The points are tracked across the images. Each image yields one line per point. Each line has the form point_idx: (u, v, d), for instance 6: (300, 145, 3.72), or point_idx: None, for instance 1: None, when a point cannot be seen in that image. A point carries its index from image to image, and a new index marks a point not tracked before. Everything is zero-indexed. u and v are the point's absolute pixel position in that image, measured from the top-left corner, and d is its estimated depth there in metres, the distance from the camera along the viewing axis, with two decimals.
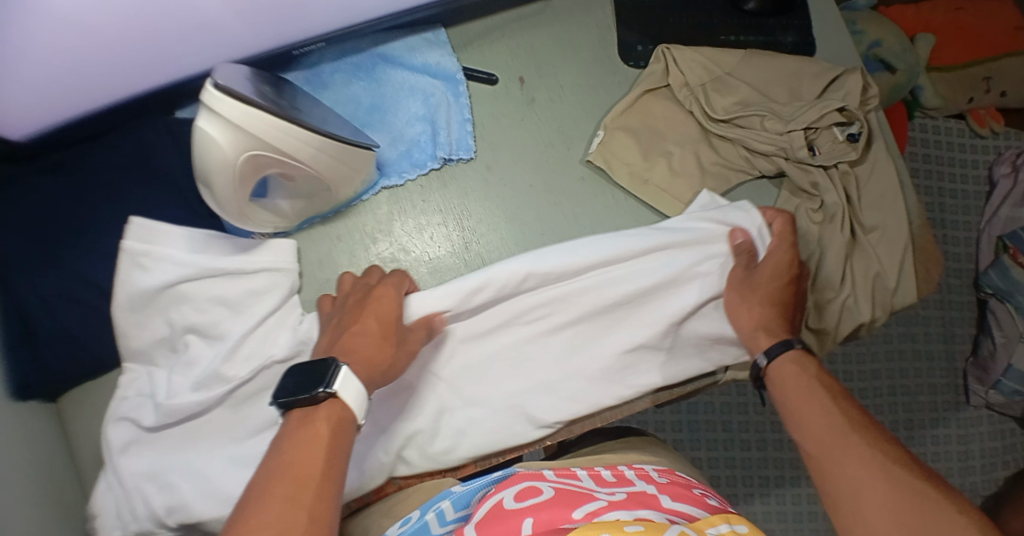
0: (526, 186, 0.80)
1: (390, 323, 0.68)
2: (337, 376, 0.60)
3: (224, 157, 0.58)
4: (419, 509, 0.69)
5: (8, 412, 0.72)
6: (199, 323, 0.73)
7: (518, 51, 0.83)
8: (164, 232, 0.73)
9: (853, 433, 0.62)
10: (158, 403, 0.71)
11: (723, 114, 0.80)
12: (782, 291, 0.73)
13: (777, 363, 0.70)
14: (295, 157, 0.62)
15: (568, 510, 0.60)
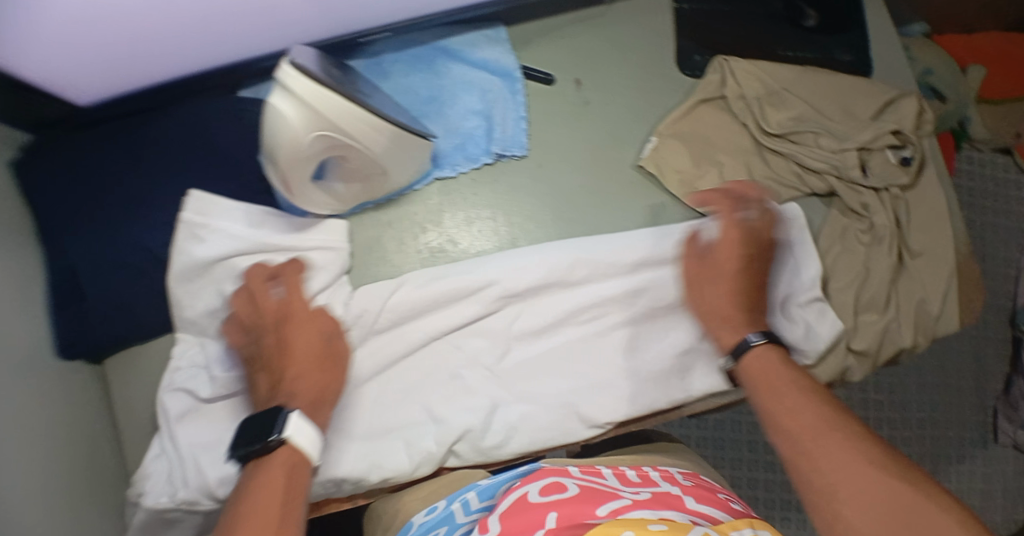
0: (575, 188, 0.81)
1: (320, 348, 0.71)
2: (287, 423, 0.64)
3: (298, 132, 0.59)
4: (446, 500, 0.69)
5: (51, 371, 0.73)
6: None
7: (576, 52, 0.83)
8: (220, 205, 0.75)
9: (834, 428, 0.62)
10: (214, 374, 0.74)
11: (778, 129, 0.80)
12: (732, 276, 0.74)
13: (749, 360, 0.71)
14: (360, 140, 0.63)
15: (591, 506, 0.61)
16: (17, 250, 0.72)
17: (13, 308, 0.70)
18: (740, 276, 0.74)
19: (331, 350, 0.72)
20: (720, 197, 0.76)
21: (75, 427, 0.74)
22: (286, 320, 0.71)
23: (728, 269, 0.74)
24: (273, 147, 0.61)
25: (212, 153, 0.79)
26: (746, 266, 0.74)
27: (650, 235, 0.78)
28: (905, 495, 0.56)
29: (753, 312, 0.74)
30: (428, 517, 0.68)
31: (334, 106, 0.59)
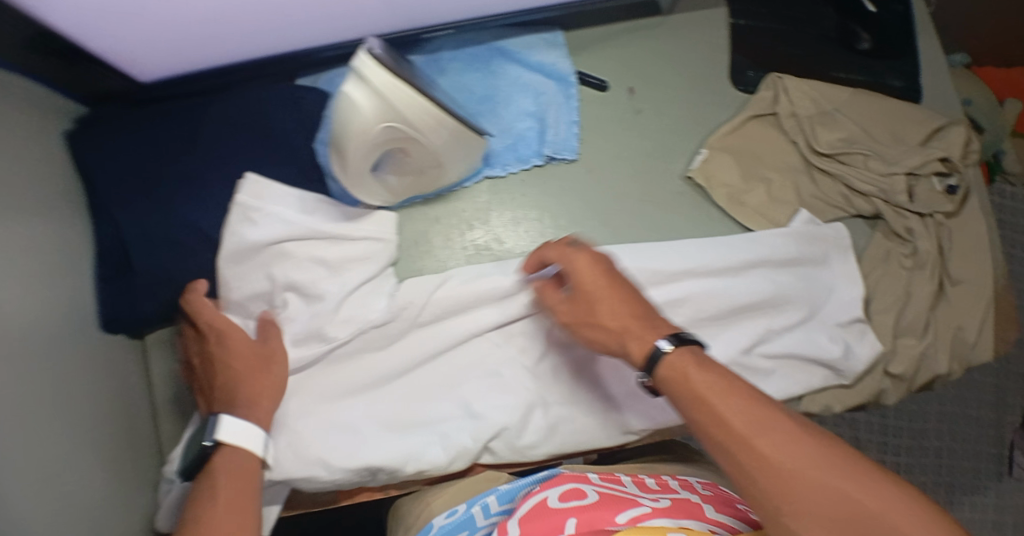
0: (623, 195, 0.81)
1: (253, 348, 0.72)
2: (217, 425, 0.68)
3: (373, 123, 0.60)
4: (466, 503, 0.71)
5: (93, 344, 0.74)
6: (299, 281, 0.75)
7: (630, 60, 0.84)
8: (273, 189, 0.75)
9: (754, 439, 0.58)
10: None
11: (828, 149, 0.81)
12: (613, 296, 0.67)
13: (663, 368, 0.63)
14: (425, 136, 0.64)
15: (612, 513, 0.61)
16: (69, 224, 0.73)
17: (62, 281, 0.70)
18: (615, 292, 0.67)
19: (264, 349, 0.72)
20: (553, 251, 0.70)
21: (113, 401, 0.75)
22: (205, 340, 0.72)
23: (602, 295, 0.67)
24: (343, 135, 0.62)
25: (265, 133, 0.77)
26: (614, 281, 0.67)
27: (697, 246, 0.79)
28: (855, 503, 0.54)
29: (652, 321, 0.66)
30: (448, 520, 0.70)
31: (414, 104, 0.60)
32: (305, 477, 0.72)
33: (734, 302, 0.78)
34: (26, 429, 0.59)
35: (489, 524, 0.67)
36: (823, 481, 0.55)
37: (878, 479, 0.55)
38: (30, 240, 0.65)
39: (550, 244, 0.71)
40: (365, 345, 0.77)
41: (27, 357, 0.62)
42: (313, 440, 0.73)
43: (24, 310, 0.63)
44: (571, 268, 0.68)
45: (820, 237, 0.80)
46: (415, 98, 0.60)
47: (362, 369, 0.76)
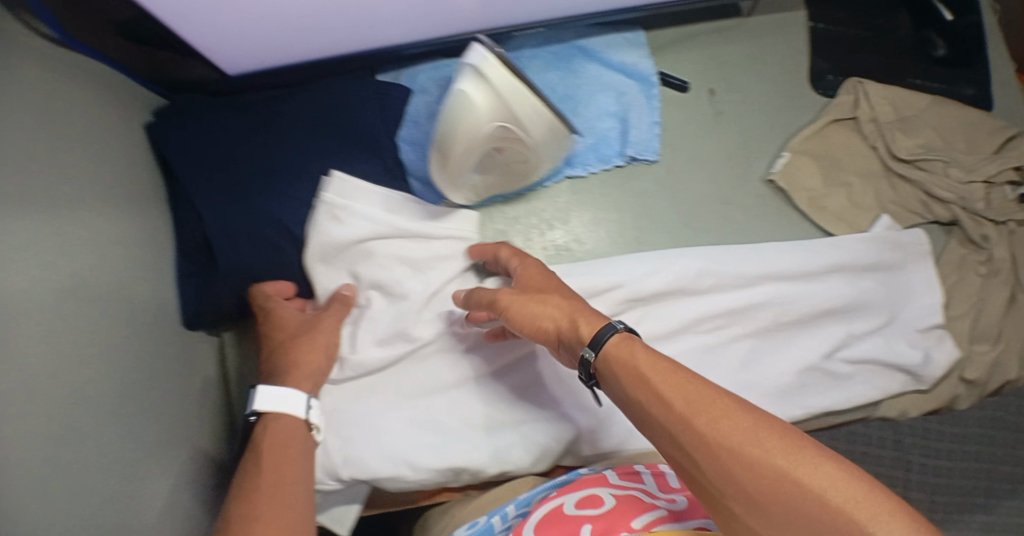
0: (703, 195, 0.81)
1: (301, 324, 0.72)
2: (253, 398, 0.67)
3: (497, 120, 0.60)
4: (488, 513, 0.71)
5: (176, 340, 0.73)
6: (383, 280, 0.75)
7: (713, 62, 0.84)
8: (360, 189, 0.75)
9: (697, 420, 0.52)
10: (344, 357, 0.74)
11: (907, 155, 0.81)
12: (557, 286, 0.66)
13: (603, 355, 0.58)
14: (529, 135, 0.63)
15: (626, 518, 0.59)
16: (152, 216, 0.72)
17: (147, 274, 0.69)
18: (560, 284, 0.66)
19: (310, 327, 0.72)
20: (508, 250, 0.71)
21: (197, 397, 0.74)
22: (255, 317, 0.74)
23: (552, 285, 0.66)
24: (473, 120, 0.60)
25: (349, 127, 0.76)
26: (561, 281, 0.67)
27: (778, 250, 0.78)
28: (795, 484, 0.48)
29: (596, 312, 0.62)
30: (470, 530, 0.69)
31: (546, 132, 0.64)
32: (393, 476, 0.72)
33: (816, 306, 0.78)
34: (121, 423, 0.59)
35: (506, 528, 0.67)
36: (756, 456, 0.50)
37: (813, 452, 0.49)
38: (120, 234, 0.65)
39: (505, 244, 0.73)
40: (450, 346, 0.77)
41: (122, 353, 0.62)
42: (398, 441, 0.73)
43: (118, 306, 0.62)
44: (517, 272, 0.69)
45: (899, 243, 0.80)
46: (547, 130, 0.64)
47: (444, 369, 0.77)
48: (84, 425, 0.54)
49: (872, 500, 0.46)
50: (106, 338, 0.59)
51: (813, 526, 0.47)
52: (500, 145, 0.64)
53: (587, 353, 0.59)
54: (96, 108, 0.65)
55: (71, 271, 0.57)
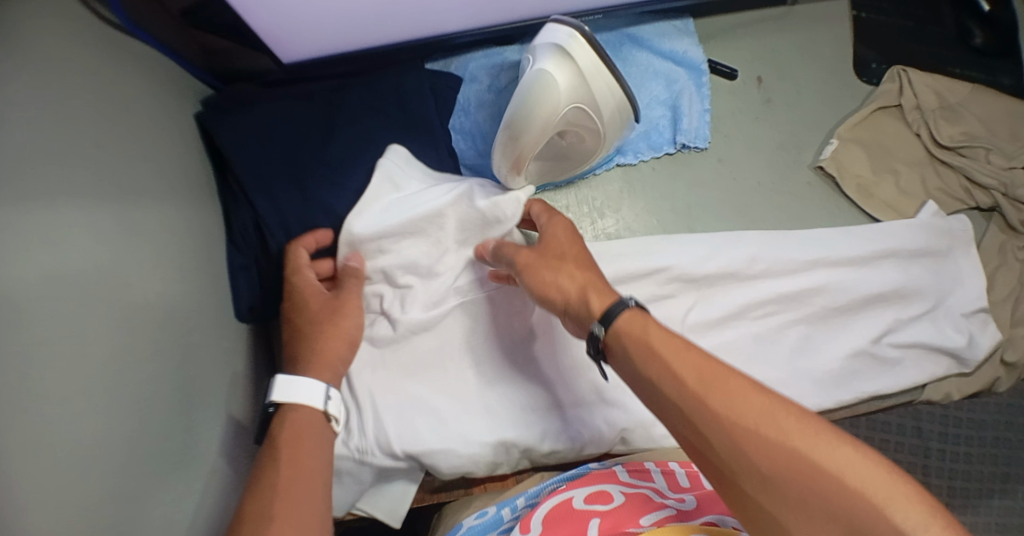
0: (754, 183, 0.83)
1: (323, 303, 0.70)
2: (272, 386, 0.63)
3: (575, 102, 0.63)
4: (497, 505, 0.71)
5: (233, 333, 0.73)
6: (428, 254, 0.75)
7: (763, 51, 0.86)
8: (411, 169, 0.77)
9: (706, 396, 0.50)
10: (393, 318, 0.75)
11: (949, 142, 0.82)
12: (579, 253, 0.65)
13: (613, 331, 0.57)
14: (599, 120, 0.66)
15: (635, 516, 0.59)
16: (207, 205, 0.72)
17: (205, 262, 0.69)
18: (580, 250, 0.65)
19: (327, 305, 0.70)
20: (541, 211, 0.71)
21: (252, 390, 0.75)
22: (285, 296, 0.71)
23: (579, 251, 0.65)
24: (564, 97, 0.63)
25: (411, 120, 0.79)
26: (586, 249, 0.66)
27: (827, 237, 0.80)
28: (808, 463, 0.45)
29: (607, 288, 0.61)
30: (479, 520, 0.69)
31: (613, 132, 0.69)
32: (447, 457, 0.72)
33: (867, 290, 0.79)
34: (185, 417, 0.60)
35: (514, 519, 0.67)
36: (772, 436, 0.47)
37: (834, 433, 0.47)
38: (182, 229, 0.66)
39: (539, 203, 0.73)
40: (493, 323, 0.77)
41: (185, 347, 0.62)
42: (451, 421, 0.73)
43: (180, 296, 0.63)
44: (545, 233, 0.67)
45: (944, 229, 0.81)
46: (615, 123, 0.68)
47: (492, 349, 0.77)
48: (152, 419, 0.55)
49: (888, 483, 0.43)
50: (169, 333, 0.60)
51: (833, 513, 0.44)
52: (566, 131, 0.68)
53: (597, 328, 0.58)
54: (157, 99, 0.65)
55: (135, 267, 0.57)
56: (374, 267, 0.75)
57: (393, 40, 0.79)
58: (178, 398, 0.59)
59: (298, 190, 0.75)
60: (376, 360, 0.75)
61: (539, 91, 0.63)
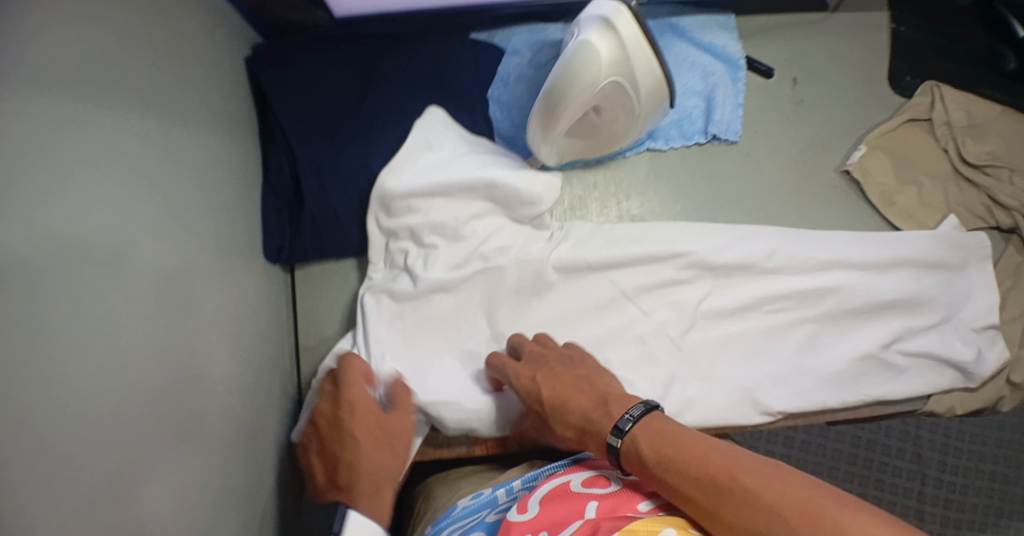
0: (780, 179, 0.84)
1: (376, 428, 0.68)
2: (344, 520, 0.57)
3: (614, 75, 0.65)
4: (491, 487, 0.65)
5: (262, 271, 0.75)
6: (452, 218, 0.77)
7: (799, 52, 0.88)
8: (444, 136, 0.79)
9: (710, 506, 0.49)
10: (415, 274, 0.76)
11: (974, 159, 0.83)
12: (552, 397, 0.65)
13: (620, 458, 0.56)
14: (637, 96, 0.68)
15: (633, 502, 0.54)
16: (247, 146, 0.74)
17: (241, 198, 0.71)
18: (555, 387, 0.66)
19: (389, 431, 0.68)
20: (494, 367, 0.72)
21: (275, 330, 0.77)
22: (337, 404, 0.69)
23: (565, 393, 0.65)
24: (607, 63, 0.65)
25: (450, 85, 0.81)
26: (553, 383, 0.66)
27: (849, 241, 0.81)
28: None
29: (592, 415, 0.61)
30: (473, 501, 0.64)
31: (647, 111, 0.71)
32: (453, 409, 0.72)
33: (880, 295, 0.80)
34: (219, 335, 0.63)
35: (511, 500, 0.61)
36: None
37: (850, 515, 0.45)
38: (224, 160, 0.68)
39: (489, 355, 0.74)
40: (504, 289, 0.78)
41: (220, 270, 0.65)
42: (458, 381, 0.75)
43: (214, 225, 0.65)
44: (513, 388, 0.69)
45: (962, 244, 0.82)
46: (650, 103, 0.70)
47: (505, 313, 0.78)
48: (194, 326, 0.58)
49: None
50: (205, 252, 0.62)
51: None
52: (602, 107, 0.69)
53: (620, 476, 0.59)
54: (212, 36, 0.68)
55: (181, 186, 0.58)
56: (403, 224, 0.77)
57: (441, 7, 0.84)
58: (213, 316, 0.62)
59: (335, 141, 0.78)
60: (396, 311, 0.77)
61: (581, 59, 0.65)
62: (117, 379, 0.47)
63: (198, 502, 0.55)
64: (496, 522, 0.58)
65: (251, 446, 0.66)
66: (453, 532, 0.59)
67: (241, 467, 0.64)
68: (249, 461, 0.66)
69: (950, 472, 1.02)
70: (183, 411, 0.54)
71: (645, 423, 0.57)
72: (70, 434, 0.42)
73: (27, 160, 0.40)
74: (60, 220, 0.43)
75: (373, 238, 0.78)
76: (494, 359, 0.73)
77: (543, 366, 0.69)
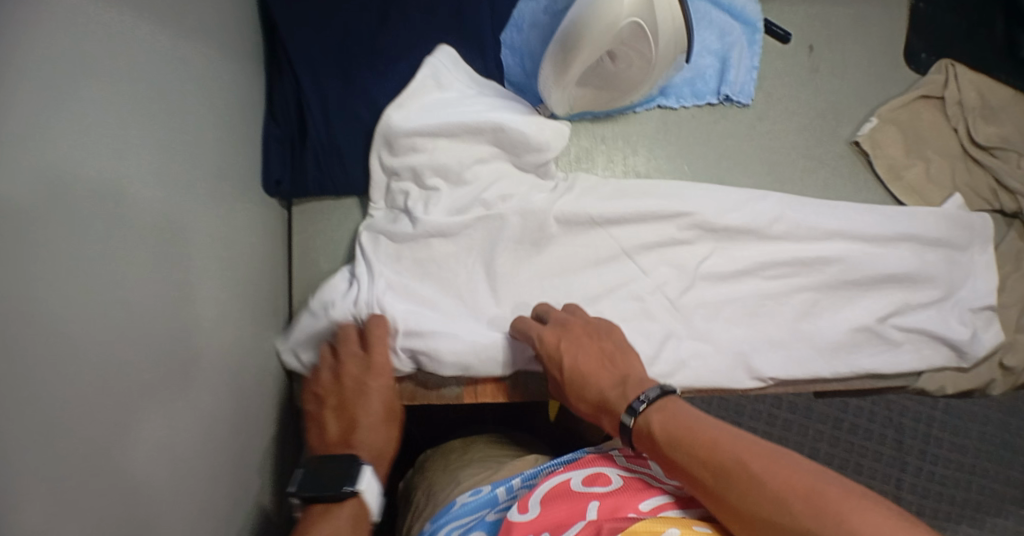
0: (788, 146, 0.84)
1: (390, 404, 0.68)
2: (361, 475, 0.60)
3: (635, 16, 0.65)
4: (492, 483, 0.67)
5: (261, 198, 0.73)
6: (455, 161, 0.75)
7: (817, 22, 0.88)
8: (451, 77, 0.78)
9: (713, 488, 0.50)
10: (415, 216, 0.74)
11: (983, 141, 0.83)
12: (575, 367, 0.65)
13: (634, 434, 0.58)
14: (655, 40, 0.68)
15: (635, 500, 0.54)
16: (254, 69, 0.73)
17: (245, 120, 0.70)
18: (581, 357, 0.66)
19: (396, 407, 0.69)
20: (519, 332, 0.70)
21: (271, 261, 0.75)
22: (368, 371, 0.68)
23: (586, 367, 0.66)
24: (629, 3, 0.64)
25: (466, 26, 0.81)
26: (581, 354, 0.66)
27: (854, 212, 0.81)
28: None
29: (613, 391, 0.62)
30: (473, 498, 0.65)
31: (664, 60, 0.71)
32: (454, 346, 0.71)
33: (882, 267, 0.80)
34: (216, 248, 0.61)
35: (511, 499, 0.62)
36: (784, 520, 0.47)
37: (850, 503, 0.45)
38: (229, 76, 0.67)
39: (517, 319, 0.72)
40: (503, 238, 0.76)
41: (220, 184, 0.63)
42: (459, 324, 0.73)
43: (217, 140, 0.63)
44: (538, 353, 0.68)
45: (965, 223, 0.82)
46: (669, 50, 0.70)
47: (506, 259, 0.76)
48: (191, 231, 0.56)
49: None
50: (208, 163, 0.61)
51: None
52: (619, 49, 0.69)
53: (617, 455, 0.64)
54: None
55: (183, 89, 0.57)
56: (406, 163, 0.75)
57: None
58: (211, 227, 0.61)
59: (345, 72, 0.77)
60: (394, 253, 0.75)
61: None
62: (110, 269, 0.45)
63: (188, 407, 0.53)
64: (497, 521, 0.60)
65: (241, 372, 0.65)
66: (454, 530, 0.61)
67: (233, 390, 0.62)
68: (241, 389, 0.64)
69: (918, 457, 1.06)
70: (179, 313, 0.53)
71: (663, 407, 0.58)
72: (67, 303, 0.40)
73: (38, 12, 0.39)
74: (65, 87, 0.41)
75: (375, 178, 0.76)
76: (522, 320, 0.71)
77: (570, 336, 0.68)
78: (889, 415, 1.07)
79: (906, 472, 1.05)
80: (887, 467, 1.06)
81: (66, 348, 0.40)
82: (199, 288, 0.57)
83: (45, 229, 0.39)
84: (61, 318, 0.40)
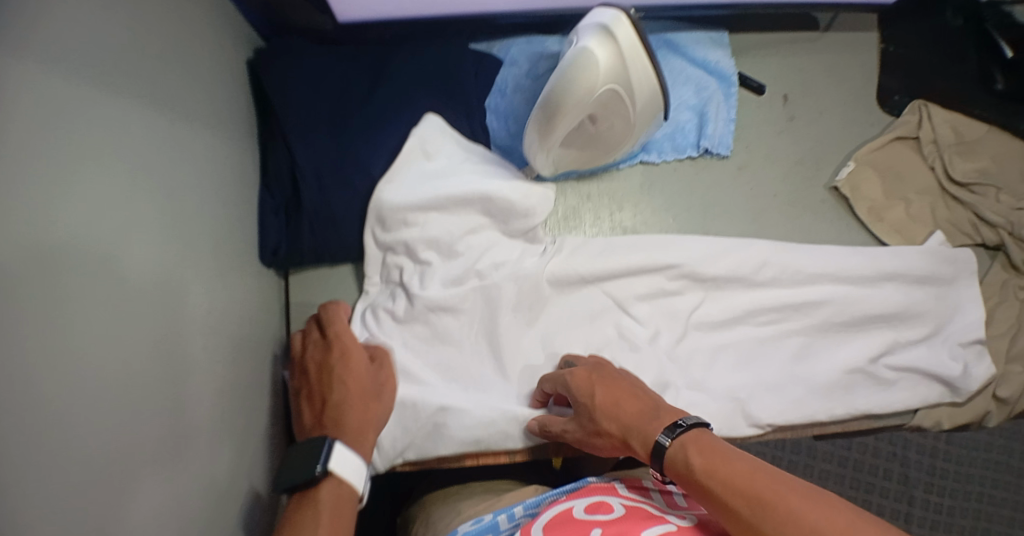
0: (771, 194, 0.86)
1: (367, 383, 0.68)
2: (332, 453, 0.60)
3: (611, 84, 0.68)
4: (494, 512, 0.66)
5: (257, 273, 0.75)
6: (446, 234, 0.77)
7: (791, 72, 0.91)
8: (442, 143, 0.81)
9: (751, 517, 0.51)
10: (411, 292, 0.77)
11: (961, 178, 0.85)
12: (603, 398, 0.65)
13: (670, 458, 0.58)
14: (632, 102, 0.71)
15: (639, 527, 0.53)
16: (247, 148, 0.75)
17: (240, 197, 0.72)
18: (610, 387, 0.66)
19: (370, 385, 0.68)
20: (550, 384, 0.71)
21: (270, 332, 0.77)
22: (331, 351, 0.68)
23: (616, 396, 0.65)
24: (604, 70, 0.68)
25: (452, 93, 0.84)
26: (609, 387, 0.66)
27: (838, 254, 0.82)
28: None
29: (650, 413, 0.62)
30: (473, 527, 0.64)
31: (642, 121, 0.74)
32: (462, 409, 0.73)
33: (870, 306, 0.81)
34: (217, 327, 0.63)
35: (512, 528, 0.63)
36: None
37: None
38: (224, 156, 0.69)
39: (546, 378, 0.73)
40: (495, 303, 0.78)
41: (218, 263, 0.65)
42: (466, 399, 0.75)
43: (213, 223, 0.65)
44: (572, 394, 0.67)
45: (950, 258, 0.83)
46: (646, 112, 0.73)
47: (504, 321, 0.78)
48: (190, 312, 0.58)
49: None
50: (205, 245, 0.63)
51: None
52: (597, 116, 0.72)
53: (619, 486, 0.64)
54: (217, 38, 0.70)
55: (179, 179, 0.59)
56: (400, 237, 0.77)
57: (443, 16, 0.86)
58: (210, 308, 0.62)
59: (337, 144, 0.79)
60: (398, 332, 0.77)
61: (580, 63, 0.68)
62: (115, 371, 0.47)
63: (190, 485, 0.54)
64: None
65: (241, 446, 0.66)
66: None
67: (233, 466, 0.63)
68: (242, 466, 0.65)
69: (925, 491, 1.06)
70: (181, 386, 0.55)
71: (695, 436, 0.58)
72: (67, 399, 0.42)
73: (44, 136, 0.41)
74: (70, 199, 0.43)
75: (369, 252, 0.78)
76: (548, 375, 0.72)
77: (598, 373, 0.68)
78: (893, 450, 1.07)
79: (915, 506, 1.06)
80: (895, 501, 1.06)
81: (67, 451, 0.41)
82: (199, 370, 0.58)
83: (44, 332, 0.40)
84: (61, 420, 0.41)
